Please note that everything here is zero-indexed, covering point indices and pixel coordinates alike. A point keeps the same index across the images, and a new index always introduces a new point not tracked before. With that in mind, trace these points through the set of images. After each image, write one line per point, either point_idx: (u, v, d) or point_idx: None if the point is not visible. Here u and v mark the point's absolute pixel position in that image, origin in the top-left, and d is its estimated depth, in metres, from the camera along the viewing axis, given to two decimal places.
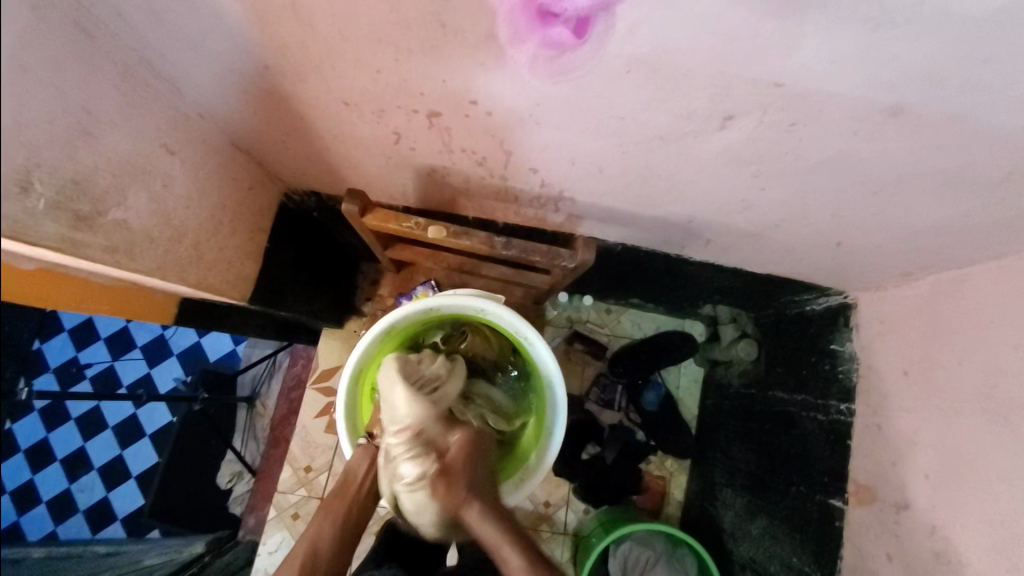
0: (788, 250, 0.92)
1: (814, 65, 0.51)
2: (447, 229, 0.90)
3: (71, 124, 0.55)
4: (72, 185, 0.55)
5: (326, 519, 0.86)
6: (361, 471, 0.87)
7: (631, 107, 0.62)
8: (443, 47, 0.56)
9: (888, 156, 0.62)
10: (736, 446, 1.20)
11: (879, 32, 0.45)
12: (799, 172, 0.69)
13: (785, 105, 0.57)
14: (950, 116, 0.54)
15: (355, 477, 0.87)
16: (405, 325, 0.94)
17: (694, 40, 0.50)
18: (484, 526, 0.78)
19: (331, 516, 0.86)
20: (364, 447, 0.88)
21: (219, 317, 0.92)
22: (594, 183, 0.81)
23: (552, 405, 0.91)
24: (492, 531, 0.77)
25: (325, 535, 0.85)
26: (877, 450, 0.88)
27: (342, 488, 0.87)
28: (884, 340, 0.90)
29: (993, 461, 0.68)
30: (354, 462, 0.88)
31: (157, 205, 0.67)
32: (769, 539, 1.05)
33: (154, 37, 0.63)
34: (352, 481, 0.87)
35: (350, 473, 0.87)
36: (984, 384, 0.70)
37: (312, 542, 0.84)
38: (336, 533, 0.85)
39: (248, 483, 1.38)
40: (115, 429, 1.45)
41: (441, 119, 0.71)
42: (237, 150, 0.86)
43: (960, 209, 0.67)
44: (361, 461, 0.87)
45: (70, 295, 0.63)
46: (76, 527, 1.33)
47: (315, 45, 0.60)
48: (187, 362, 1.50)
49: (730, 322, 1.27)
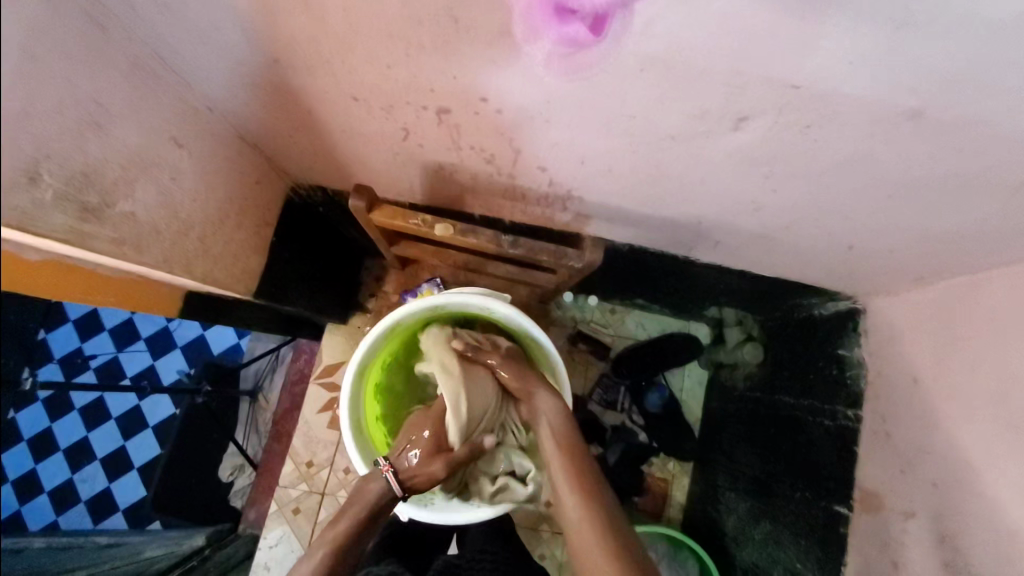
0: (797, 252, 0.91)
1: (832, 65, 0.50)
2: (455, 227, 0.89)
3: (80, 116, 0.54)
4: (80, 176, 0.55)
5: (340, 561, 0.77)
6: (383, 505, 0.83)
7: (643, 106, 0.61)
8: (455, 43, 0.56)
9: (904, 160, 0.61)
10: (740, 449, 1.19)
11: (900, 33, 0.45)
12: (811, 175, 0.68)
13: (801, 107, 0.56)
14: (969, 121, 0.53)
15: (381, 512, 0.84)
16: (409, 322, 0.94)
17: (711, 39, 0.49)
18: (563, 482, 0.80)
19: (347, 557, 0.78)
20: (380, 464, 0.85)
21: (226, 310, 0.91)
22: (603, 182, 0.81)
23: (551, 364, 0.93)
24: (567, 489, 0.78)
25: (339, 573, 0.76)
26: (883, 457, 0.88)
27: (359, 527, 0.81)
28: (893, 346, 0.89)
29: (1004, 471, 0.67)
30: (372, 497, 0.83)
31: (164, 198, 0.67)
32: (773, 544, 1.04)
33: (165, 30, 0.62)
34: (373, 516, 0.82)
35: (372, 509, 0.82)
36: (997, 392, 0.69)
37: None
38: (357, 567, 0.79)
39: (249, 477, 1.38)
40: (119, 420, 1.45)
41: (450, 116, 0.70)
42: (244, 144, 0.85)
43: (972, 215, 0.66)
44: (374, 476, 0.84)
45: (77, 287, 0.62)
46: (78, 515, 1.33)
47: (326, 40, 0.60)
48: (190, 353, 1.47)
49: (735, 325, 1.29)
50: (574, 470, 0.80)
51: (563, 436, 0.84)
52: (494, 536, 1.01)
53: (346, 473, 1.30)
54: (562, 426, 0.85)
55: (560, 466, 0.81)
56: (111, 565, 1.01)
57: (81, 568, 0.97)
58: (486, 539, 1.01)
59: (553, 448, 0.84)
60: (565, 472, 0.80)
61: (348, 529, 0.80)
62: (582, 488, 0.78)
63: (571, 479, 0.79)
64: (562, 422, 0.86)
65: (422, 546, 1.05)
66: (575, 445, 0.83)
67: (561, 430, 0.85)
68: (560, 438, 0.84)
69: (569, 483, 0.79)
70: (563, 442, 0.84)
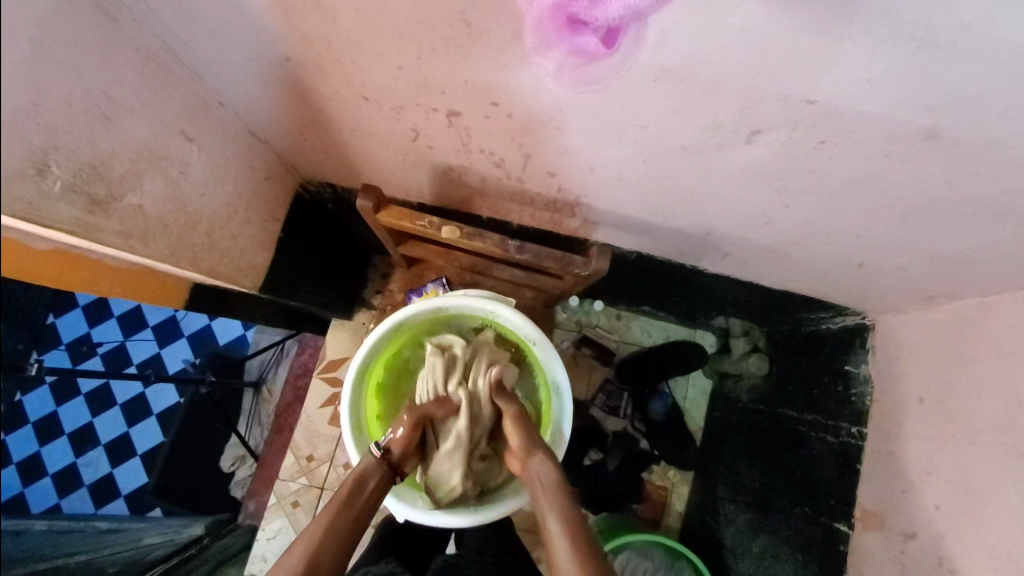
0: (808, 267, 0.90)
1: (849, 83, 0.49)
2: (461, 230, 0.89)
3: (90, 109, 0.54)
4: (89, 168, 0.55)
5: (326, 536, 0.75)
6: (371, 483, 0.82)
7: (655, 117, 0.60)
8: (465, 47, 0.55)
9: (920, 178, 0.59)
10: (741, 461, 1.17)
11: (919, 52, 0.44)
12: (824, 191, 0.67)
13: (814, 122, 0.55)
14: (986, 143, 0.51)
15: (364, 490, 0.81)
16: (416, 323, 0.95)
17: (724, 53, 0.48)
18: (559, 548, 0.73)
19: (332, 532, 0.76)
20: (375, 459, 0.84)
21: (229, 304, 0.91)
22: (611, 190, 0.80)
23: (556, 388, 0.91)
24: (565, 558, 0.71)
25: (328, 558, 0.74)
26: (888, 478, 0.86)
27: (346, 499, 0.78)
28: (901, 365, 0.88)
29: (1007, 498, 0.66)
30: (362, 473, 0.82)
31: (172, 191, 0.67)
32: (770, 558, 1.03)
33: (178, 25, 0.62)
34: (360, 492, 0.80)
35: (357, 484, 0.81)
36: (1003, 418, 0.68)
37: (314, 556, 0.73)
38: (343, 540, 0.76)
39: (250, 468, 1.41)
40: (122, 406, 1.43)
41: (459, 118, 0.70)
42: (255, 139, 0.86)
43: (988, 237, 0.64)
44: (370, 474, 0.82)
45: (86, 278, 0.64)
46: (80, 500, 1.30)
47: (337, 39, 0.59)
48: (195, 343, 1.49)
49: (741, 335, 1.25)
50: (571, 535, 0.73)
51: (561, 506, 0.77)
52: (490, 539, 1.01)
53: (346, 468, 1.30)
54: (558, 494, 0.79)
55: (558, 530, 0.74)
56: (110, 552, 1.02)
57: (82, 551, 0.99)
58: (483, 541, 1.00)
59: (552, 513, 0.76)
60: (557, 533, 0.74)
61: (341, 506, 0.78)
62: (580, 557, 0.71)
63: (566, 547, 0.72)
64: (554, 492, 0.79)
65: (418, 547, 1.05)
66: (574, 512, 0.76)
67: (560, 495, 0.78)
68: (560, 502, 0.77)
69: (565, 547, 0.72)
70: (561, 504, 0.77)
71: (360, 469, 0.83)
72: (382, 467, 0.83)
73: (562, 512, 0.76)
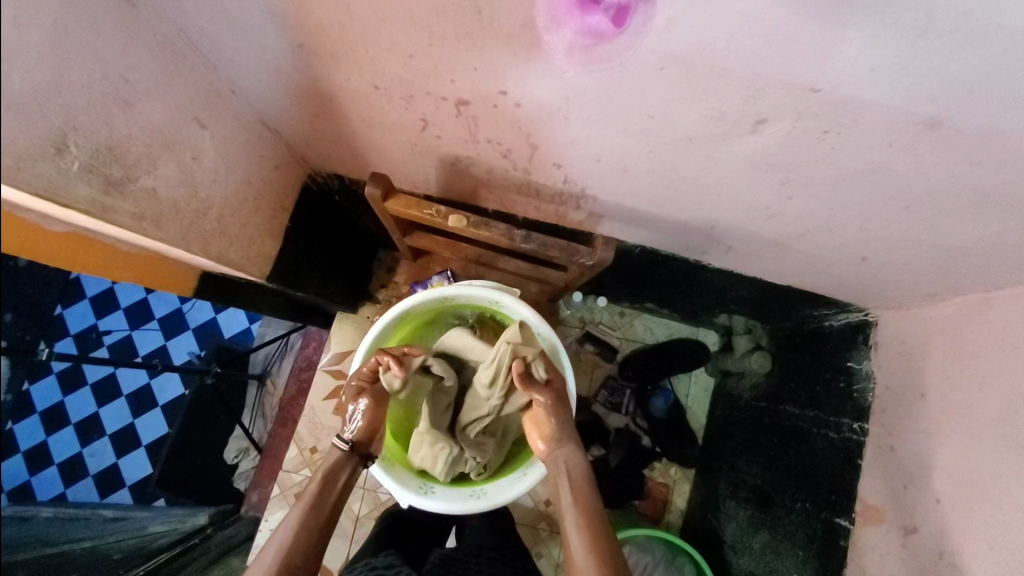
0: (811, 262, 0.91)
1: (852, 71, 0.50)
2: (467, 219, 0.90)
3: (109, 92, 0.56)
4: (105, 151, 0.56)
5: (297, 536, 0.73)
6: (342, 477, 0.82)
7: (662, 105, 0.61)
8: (477, 35, 0.56)
9: (923, 169, 0.60)
10: (743, 458, 1.18)
11: (922, 40, 0.44)
12: (828, 183, 0.67)
13: (819, 112, 0.56)
14: (989, 132, 0.52)
15: (337, 483, 0.81)
16: (421, 311, 0.96)
17: (729, 40, 0.49)
18: (575, 537, 0.74)
19: (303, 532, 0.74)
20: (343, 453, 0.84)
21: (237, 292, 0.92)
22: (618, 181, 0.81)
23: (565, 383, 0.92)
24: (581, 546, 0.73)
25: (300, 555, 0.72)
26: (889, 471, 0.87)
27: (319, 495, 0.79)
28: (903, 360, 0.88)
29: (1009, 489, 0.66)
30: (334, 467, 0.82)
31: (184, 176, 0.68)
32: (770, 553, 1.03)
33: (194, 11, 0.63)
34: (332, 488, 0.80)
35: (330, 480, 0.81)
36: (1005, 411, 0.68)
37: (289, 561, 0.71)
38: (316, 536, 0.75)
39: (254, 461, 1.47)
40: (127, 398, 1.38)
41: (468, 108, 0.71)
42: (265, 129, 0.87)
43: (992, 230, 0.65)
44: (342, 466, 0.83)
45: (98, 262, 0.65)
46: (85, 490, 1.17)
47: (351, 26, 0.60)
48: (201, 336, 1.52)
49: (744, 333, 1.25)
50: (589, 524, 0.75)
51: (582, 494, 0.79)
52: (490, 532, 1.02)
53: None
54: (579, 482, 0.81)
55: (574, 523, 0.76)
56: (116, 538, 1.04)
57: (89, 538, 1.00)
58: (481, 535, 1.00)
59: (570, 507, 0.78)
60: (573, 521, 0.76)
61: (316, 501, 0.78)
62: (595, 544, 0.73)
63: (583, 534, 0.74)
64: (578, 480, 0.81)
65: (420, 537, 1.06)
66: (592, 505, 0.78)
67: (577, 489, 0.80)
68: (576, 496, 0.79)
69: (582, 537, 0.74)
70: (579, 496, 0.79)
71: (333, 463, 0.83)
72: (350, 460, 0.84)
73: (582, 500, 0.78)
